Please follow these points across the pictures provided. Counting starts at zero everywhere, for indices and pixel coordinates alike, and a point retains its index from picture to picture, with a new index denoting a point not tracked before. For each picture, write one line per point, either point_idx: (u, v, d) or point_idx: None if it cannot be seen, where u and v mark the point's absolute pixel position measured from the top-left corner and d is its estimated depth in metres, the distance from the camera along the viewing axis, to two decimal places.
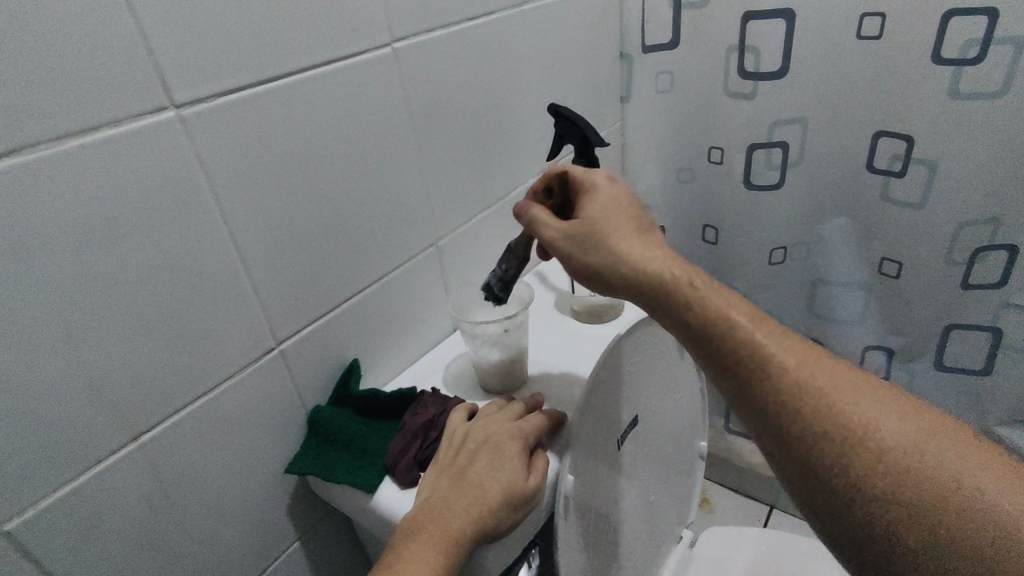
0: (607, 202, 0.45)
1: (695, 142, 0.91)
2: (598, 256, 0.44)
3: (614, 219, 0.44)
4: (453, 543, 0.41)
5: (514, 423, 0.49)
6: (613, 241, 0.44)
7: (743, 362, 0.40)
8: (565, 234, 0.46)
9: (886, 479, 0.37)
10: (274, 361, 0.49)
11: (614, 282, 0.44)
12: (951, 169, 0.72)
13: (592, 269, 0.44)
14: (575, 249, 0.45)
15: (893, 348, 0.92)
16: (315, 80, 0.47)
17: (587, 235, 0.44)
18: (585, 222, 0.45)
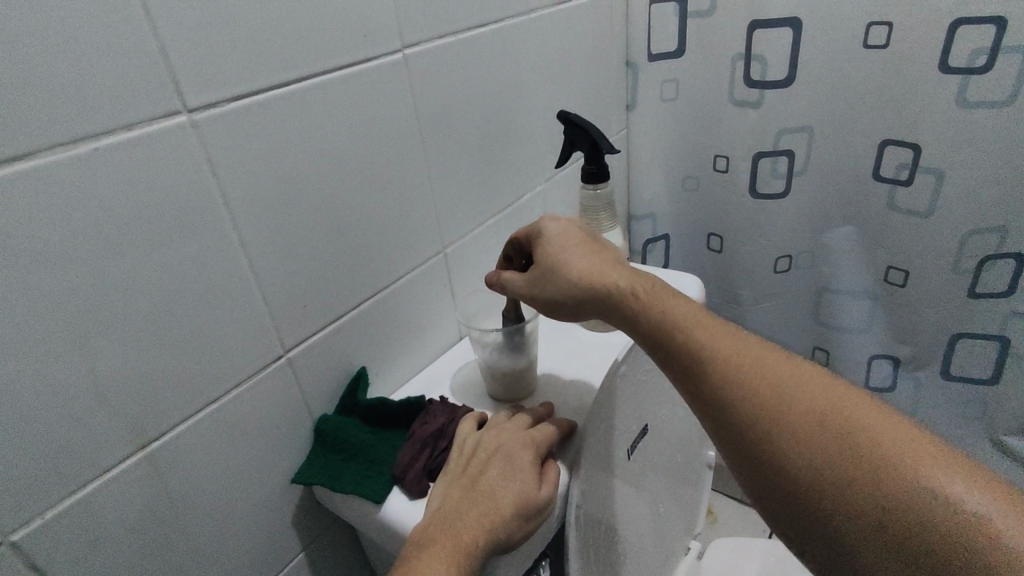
0: (556, 238, 0.50)
1: (701, 151, 0.94)
2: (559, 293, 0.48)
3: (567, 249, 0.49)
4: (466, 555, 0.40)
5: (526, 433, 0.48)
6: (570, 272, 0.48)
7: (708, 392, 0.43)
8: (528, 279, 0.50)
9: (861, 484, 0.40)
10: (283, 370, 0.51)
11: (584, 309, 0.48)
12: (956, 177, 0.77)
13: (559, 302, 0.48)
14: (539, 289, 0.49)
15: (899, 358, 0.95)
16: (327, 90, 0.48)
17: (546, 271, 0.49)
18: (543, 262, 0.50)
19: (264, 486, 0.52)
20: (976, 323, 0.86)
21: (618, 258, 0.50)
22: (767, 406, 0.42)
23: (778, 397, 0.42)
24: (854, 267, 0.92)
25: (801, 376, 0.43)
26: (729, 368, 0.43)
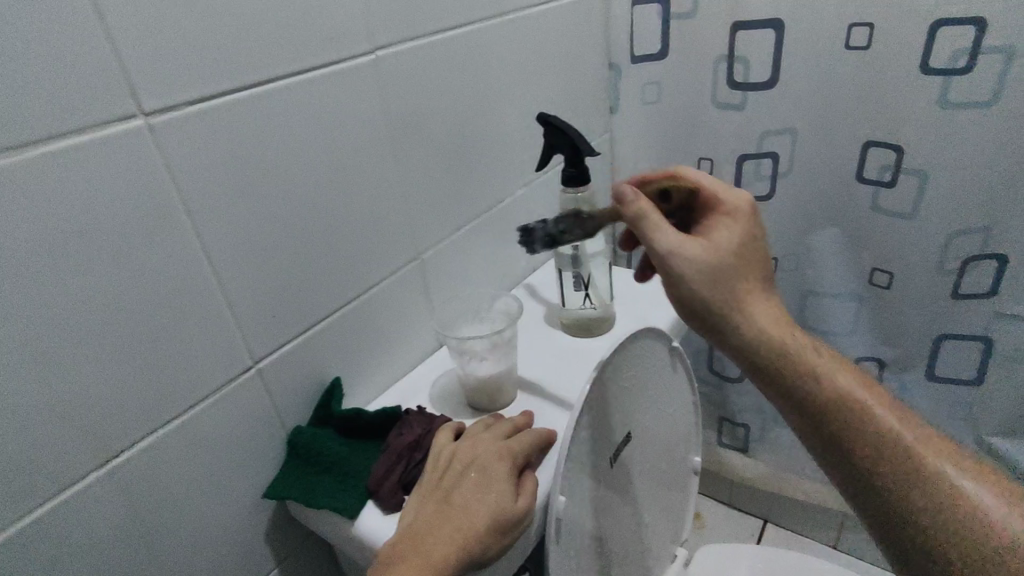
0: (743, 235, 0.51)
1: (684, 153, 0.93)
2: (720, 284, 0.49)
3: (745, 266, 0.50)
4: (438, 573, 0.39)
5: (503, 443, 0.47)
6: (739, 276, 0.50)
7: (791, 372, 0.49)
8: (694, 249, 0.49)
9: (913, 473, 0.45)
10: (253, 381, 0.49)
11: (719, 305, 0.49)
12: (939, 177, 0.77)
13: (708, 290, 0.49)
14: (703, 270, 0.49)
15: (884, 359, 0.95)
16: (295, 94, 0.47)
17: (718, 262, 0.49)
18: (717, 249, 0.50)
19: (236, 501, 0.50)
20: (960, 324, 0.86)
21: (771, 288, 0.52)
22: (845, 397, 0.48)
23: (855, 398, 0.48)
24: (839, 268, 0.92)
25: (876, 392, 0.50)
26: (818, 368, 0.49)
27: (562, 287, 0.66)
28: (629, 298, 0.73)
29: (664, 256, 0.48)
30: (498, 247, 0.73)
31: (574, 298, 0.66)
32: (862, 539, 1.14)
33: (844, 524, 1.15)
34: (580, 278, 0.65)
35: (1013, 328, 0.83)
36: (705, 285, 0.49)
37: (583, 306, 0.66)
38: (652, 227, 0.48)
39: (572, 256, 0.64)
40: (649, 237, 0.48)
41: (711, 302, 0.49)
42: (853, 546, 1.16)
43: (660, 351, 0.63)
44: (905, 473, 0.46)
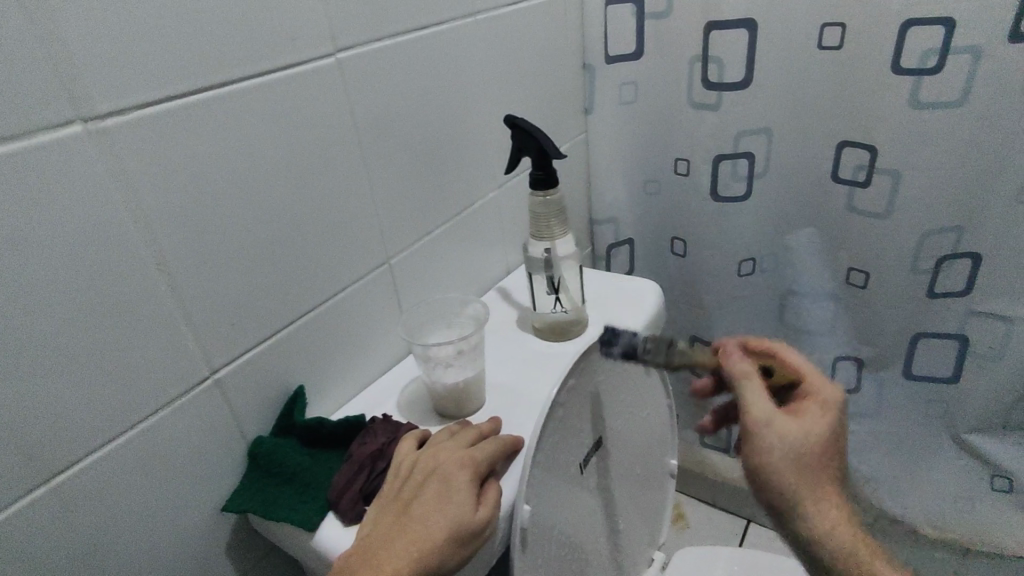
0: (829, 424, 0.53)
1: (660, 154, 0.92)
2: (796, 462, 0.52)
3: (821, 449, 0.52)
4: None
5: (465, 451, 0.46)
6: (814, 463, 0.52)
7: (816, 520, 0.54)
8: (782, 430, 0.52)
9: None
10: (210, 392, 0.47)
11: (789, 482, 0.52)
12: (913, 177, 0.77)
13: (783, 470, 0.52)
14: (781, 446, 0.52)
15: (862, 359, 0.95)
16: (251, 96, 0.46)
17: (798, 446, 0.52)
18: (805, 434, 0.52)
19: (195, 514, 0.49)
20: (935, 323, 0.86)
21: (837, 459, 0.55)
22: (851, 548, 0.54)
23: (861, 551, 0.54)
24: (816, 268, 0.91)
25: (868, 540, 0.56)
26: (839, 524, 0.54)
27: (533, 290, 0.65)
28: (604, 300, 0.72)
29: (756, 424, 0.51)
30: (469, 250, 0.72)
31: (546, 303, 0.65)
32: None
33: None
34: (552, 282, 0.63)
35: (987, 327, 0.82)
36: (780, 463, 0.52)
37: (554, 309, 0.65)
38: (748, 389, 0.53)
39: (545, 259, 0.63)
40: (744, 399, 0.53)
41: (783, 474, 0.52)
42: None
43: (632, 355, 0.62)
44: None
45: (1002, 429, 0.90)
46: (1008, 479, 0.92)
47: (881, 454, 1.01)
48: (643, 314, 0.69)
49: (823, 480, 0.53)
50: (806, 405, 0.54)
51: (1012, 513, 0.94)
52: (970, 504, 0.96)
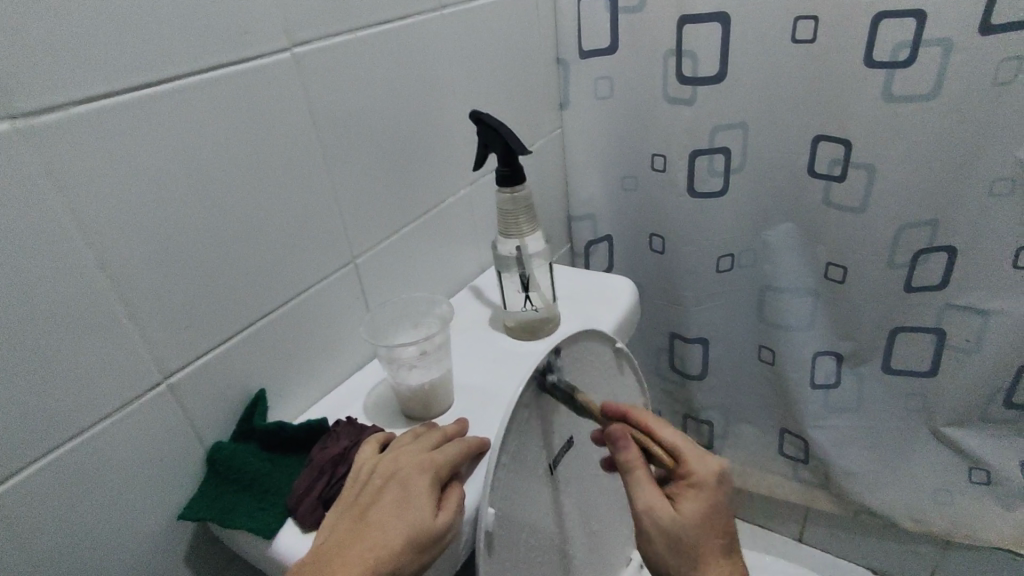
0: (702, 512, 0.54)
1: (637, 150, 0.92)
2: (668, 545, 0.54)
3: (703, 531, 0.54)
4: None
5: (427, 454, 0.45)
6: (693, 545, 0.54)
7: None
8: (655, 519, 0.54)
9: None
10: (163, 398, 0.46)
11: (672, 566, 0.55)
12: (887, 170, 0.76)
13: (661, 551, 0.55)
14: (655, 530, 0.54)
15: (842, 353, 0.93)
16: (200, 92, 0.44)
17: (670, 532, 0.54)
18: (679, 523, 0.53)
19: (152, 522, 0.48)
20: (912, 317, 0.86)
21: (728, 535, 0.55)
22: None
23: None
24: (794, 263, 0.91)
25: None
26: None
27: (503, 288, 0.64)
28: (578, 298, 0.71)
29: (637, 511, 0.54)
30: (440, 249, 0.71)
31: (516, 302, 0.64)
32: (824, 531, 1.15)
33: (806, 516, 1.16)
34: (522, 280, 0.63)
35: (964, 320, 0.83)
36: (660, 547, 0.55)
37: (524, 308, 0.64)
38: (632, 478, 0.54)
39: (514, 257, 0.62)
40: (629, 483, 0.55)
41: (666, 555, 0.55)
42: (815, 537, 1.17)
43: (603, 353, 0.62)
44: None
45: (980, 422, 0.90)
46: (987, 472, 0.92)
47: (862, 450, 0.99)
48: (617, 311, 0.69)
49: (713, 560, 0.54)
50: (686, 490, 0.55)
51: (991, 505, 0.94)
52: (950, 497, 0.96)
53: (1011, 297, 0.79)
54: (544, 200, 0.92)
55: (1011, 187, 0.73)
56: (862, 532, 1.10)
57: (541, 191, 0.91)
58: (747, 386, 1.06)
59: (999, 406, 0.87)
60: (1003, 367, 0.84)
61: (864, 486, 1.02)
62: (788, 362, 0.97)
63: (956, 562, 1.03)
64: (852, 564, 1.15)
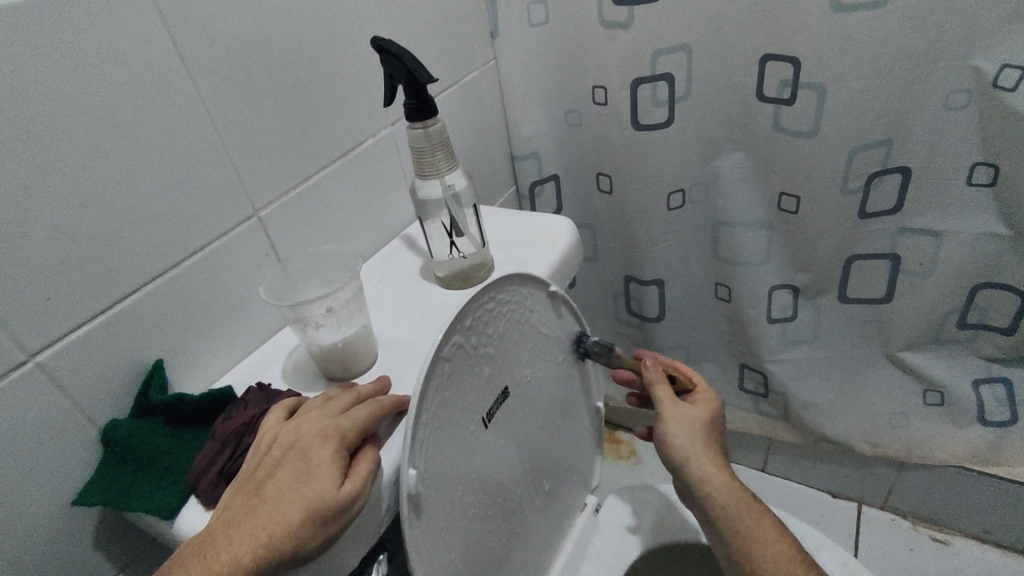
0: (710, 415, 0.63)
1: (577, 82, 0.85)
2: (684, 425, 0.61)
3: (710, 427, 0.62)
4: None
5: (332, 420, 0.42)
6: (705, 440, 0.61)
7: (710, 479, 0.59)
8: (673, 403, 0.62)
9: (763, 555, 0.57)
10: (34, 378, 0.41)
11: (683, 444, 0.60)
12: (838, 89, 0.72)
13: (676, 430, 0.61)
14: (673, 412, 0.62)
15: (798, 286, 0.91)
16: (24, 19, 0.37)
17: (686, 416, 0.62)
18: (692, 413, 0.62)
19: (44, 512, 0.44)
20: (865, 243, 0.84)
21: (723, 450, 0.63)
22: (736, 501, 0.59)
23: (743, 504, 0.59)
24: (746, 195, 0.87)
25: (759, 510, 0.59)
26: (728, 483, 0.59)
27: (428, 235, 0.60)
28: (514, 241, 0.67)
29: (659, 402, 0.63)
30: (361, 198, 0.65)
31: (441, 248, 0.60)
32: (786, 460, 1.17)
33: (768, 448, 1.17)
34: (446, 224, 0.58)
35: (917, 243, 0.81)
36: (676, 433, 0.61)
37: (451, 255, 0.59)
38: (652, 384, 0.64)
39: (434, 199, 0.57)
40: (654, 387, 0.64)
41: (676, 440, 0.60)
42: (778, 467, 1.19)
43: (537, 295, 0.58)
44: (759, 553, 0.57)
45: (933, 345, 0.90)
46: (941, 393, 0.92)
47: (819, 380, 0.99)
48: (555, 252, 0.65)
49: (713, 450, 0.61)
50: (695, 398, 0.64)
51: (945, 425, 0.95)
52: (906, 421, 0.97)
53: (964, 216, 0.77)
54: (481, 140, 0.87)
55: (966, 99, 0.69)
56: (821, 459, 1.12)
57: (476, 130, 0.85)
58: (705, 324, 1.04)
59: (953, 327, 0.87)
60: (956, 288, 0.83)
61: (822, 415, 1.02)
62: (744, 298, 0.95)
63: (911, 482, 1.05)
64: (811, 489, 1.18)
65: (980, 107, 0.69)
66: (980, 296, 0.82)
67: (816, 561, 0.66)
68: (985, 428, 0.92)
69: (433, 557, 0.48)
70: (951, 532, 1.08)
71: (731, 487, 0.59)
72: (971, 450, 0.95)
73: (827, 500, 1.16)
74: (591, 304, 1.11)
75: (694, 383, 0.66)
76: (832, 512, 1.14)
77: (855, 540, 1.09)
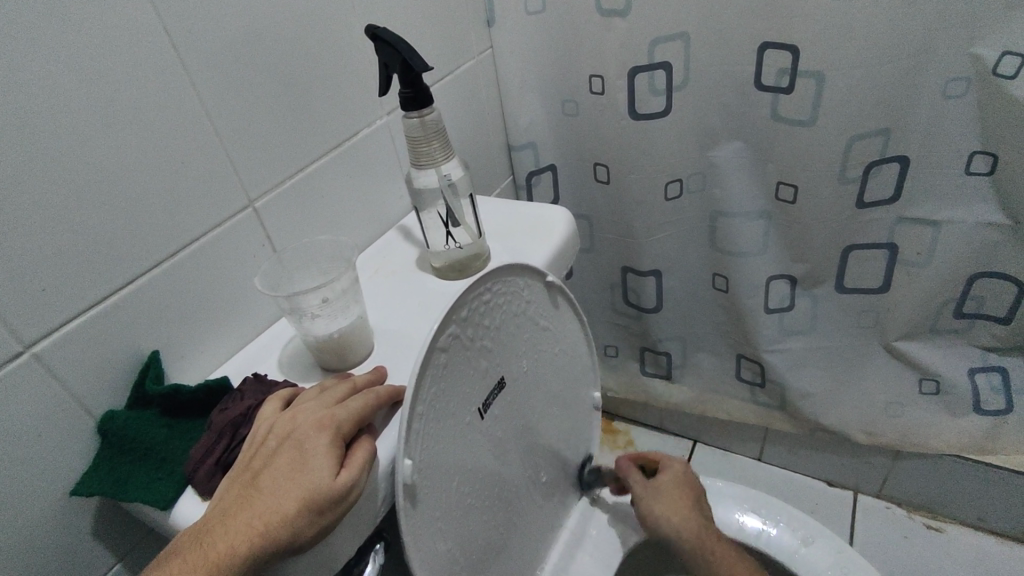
0: (676, 478, 0.68)
1: (574, 71, 0.85)
2: (653, 496, 0.67)
3: (678, 490, 0.67)
4: (224, 569, 0.35)
5: (328, 411, 0.42)
6: (672, 501, 0.66)
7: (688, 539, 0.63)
8: (642, 483, 0.69)
9: None
10: (30, 369, 0.41)
11: (656, 515, 0.65)
12: (836, 78, 0.72)
13: (648, 504, 0.67)
14: (643, 490, 0.69)
15: (796, 276, 0.91)
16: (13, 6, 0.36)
17: (654, 487, 0.68)
18: (659, 485, 0.68)
19: (41, 503, 0.44)
20: (863, 233, 0.84)
21: (702, 510, 0.66)
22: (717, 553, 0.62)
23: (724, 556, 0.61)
24: (744, 185, 0.86)
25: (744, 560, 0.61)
26: (703, 536, 0.63)
27: (424, 226, 0.59)
28: (511, 231, 0.67)
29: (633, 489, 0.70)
30: (356, 188, 0.65)
31: (437, 238, 0.59)
32: (782, 450, 1.17)
33: (765, 437, 1.18)
34: (442, 214, 0.58)
35: (915, 233, 0.81)
36: (647, 507, 0.67)
37: (447, 245, 0.59)
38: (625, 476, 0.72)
39: (430, 188, 0.57)
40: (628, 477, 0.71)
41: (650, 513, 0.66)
42: (774, 457, 1.20)
43: (533, 285, 0.58)
44: None
45: (929, 334, 0.90)
46: (936, 382, 0.93)
47: (816, 370, 1.00)
48: (552, 243, 0.65)
49: (684, 509, 0.65)
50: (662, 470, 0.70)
51: (941, 414, 0.96)
52: (902, 410, 0.97)
53: (961, 206, 0.77)
54: (477, 130, 0.86)
55: (964, 88, 0.69)
56: (817, 449, 1.12)
57: (472, 120, 0.84)
58: (702, 315, 1.04)
59: (949, 317, 0.87)
60: (953, 278, 0.83)
61: (818, 405, 1.02)
62: (741, 288, 0.95)
63: (906, 471, 1.06)
64: (807, 478, 1.19)
65: (978, 96, 0.69)
66: (977, 285, 0.82)
67: (811, 548, 0.68)
68: (981, 417, 0.93)
69: (430, 546, 0.48)
70: (945, 520, 1.09)
71: (707, 542, 0.62)
72: (967, 439, 0.96)
73: (823, 489, 1.17)
74: (589, 294, 1.11)
75: (659, 454, 0.73)
76: (828, 501, 1.15)
77: (850, 528, 1.10)
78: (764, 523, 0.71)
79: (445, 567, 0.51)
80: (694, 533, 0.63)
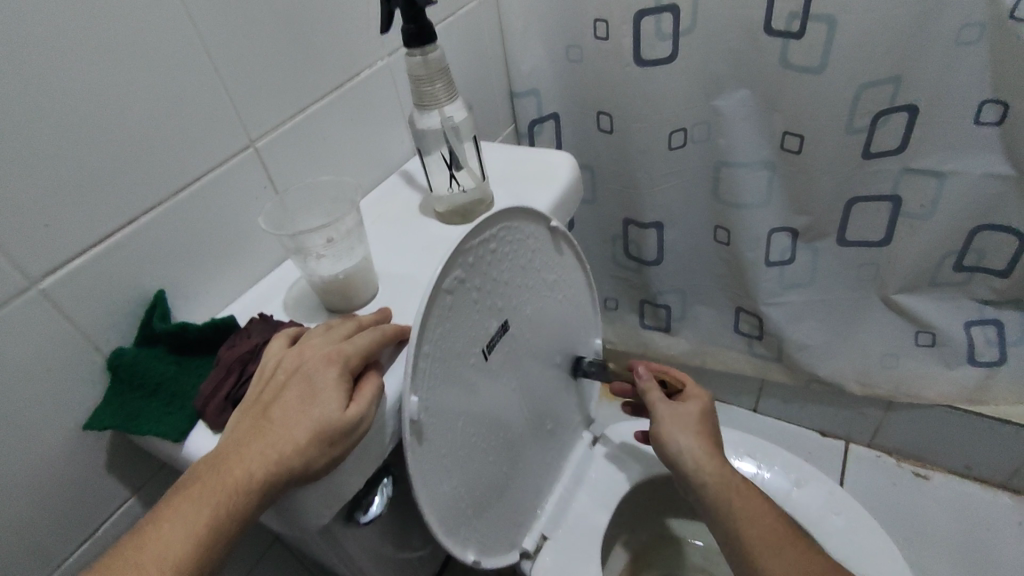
0: (703, 408, 0.64)
1: (578, 14, 0.82)
2: (678, 424, 0.62)
3: (705, 421, 0.63)
4: (242, 493, 0.37)
5: (336, 345, 0.42)
6: (700, 428, 0.62)
7: (708, 467, 0.59)
8: (667, 406, 0.64)
9: (764, 532, 0.55)
10: (38, 305, 0.41)
11: (682, 437, 0.61)
12: (849, 21, 0.69)
13: (672, 428, 0.62)
14: (668, 416, 0.63)
15: (797, 229, 0.91)
16: None
17: (680, 414, 0.63)
18: (688, 409, 0.63)
19: (55, 435, 0.45)
20: (867, 185, 0.83)
21: (722, 444, 0.62)
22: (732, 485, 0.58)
23: (738, 490, 0.58)
24: (749, 135, 0.85)
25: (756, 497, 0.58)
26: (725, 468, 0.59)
27: (428, 169, 0.59)
28: (514, 177, 0.66)
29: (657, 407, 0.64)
30: (357, 130, 0.64)
31: (440, 181, 0.59)
32: (777, 400, 1.20)
33: (760, 389, 1.20)
34: (446, 156, 0.57)
35: (920, 185, 0.80)
36: (674, 431, 0.61)
37: (451, 189, 0.59)
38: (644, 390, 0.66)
39: (434, 131, 0.56)
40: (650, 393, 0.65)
41: (673, 437, 0.61)
42: (769, 407, 1.23)
43: (538, 228, 0.58)
44: (759, 531, 0.55)
45: (928, 286, 0.90)
46: (932, 334, 0.94)
47: (814, 322, 1.01)
48: (556, 189, 0.64)
49: (709, 439, 0.61)
50: (687, 399, 0.65)
51: (935, 366, 0.97)
52: (896, 361, 0.99)
53: (969, 157, 0.76)
54: (479, 75, 0.84)
55: (979, 34, 0.67)
56: (811, 399, 1.15)
57: (474, 65, 0.82)
58: (703, 267, 1.05)
59: (949, 269, 0.87)
60: (955, 230, 0.83)
61: (815, 357, 1.04)
62: (742, 240, 0.94)
63: (897, 421, 1.08)
64: (800, 428, 1.22)
65: (992, 42, 0.67)
66: (979, 237, 0.83)
67: (803, 490, 0.70)
68: (973, 368, 0.94)
69: (435, 478, 0.50)
70: (932, 468, 1.12)
71: (729, 472, 0.59)
72: (959, 391, 0.97)
73: (815, 439, 1.20)
74: (590, 246, 1.11)
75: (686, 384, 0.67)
76: (819, 449, 1.18)
77: (841, 475, 1.14)
78: (759, 467, 0.73)
79: (449, 502, 0.53)
80: (715, 462, 0.59)
